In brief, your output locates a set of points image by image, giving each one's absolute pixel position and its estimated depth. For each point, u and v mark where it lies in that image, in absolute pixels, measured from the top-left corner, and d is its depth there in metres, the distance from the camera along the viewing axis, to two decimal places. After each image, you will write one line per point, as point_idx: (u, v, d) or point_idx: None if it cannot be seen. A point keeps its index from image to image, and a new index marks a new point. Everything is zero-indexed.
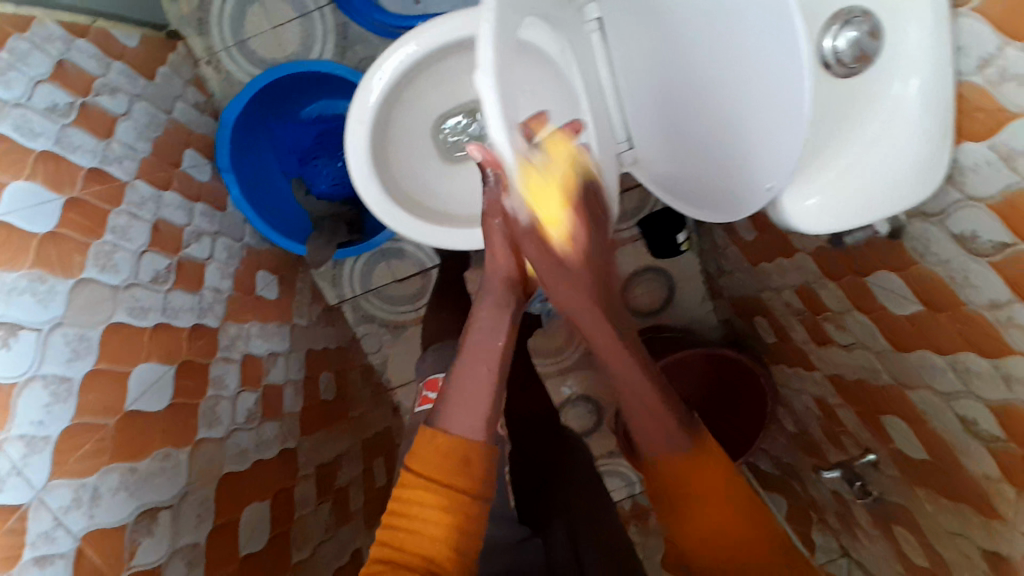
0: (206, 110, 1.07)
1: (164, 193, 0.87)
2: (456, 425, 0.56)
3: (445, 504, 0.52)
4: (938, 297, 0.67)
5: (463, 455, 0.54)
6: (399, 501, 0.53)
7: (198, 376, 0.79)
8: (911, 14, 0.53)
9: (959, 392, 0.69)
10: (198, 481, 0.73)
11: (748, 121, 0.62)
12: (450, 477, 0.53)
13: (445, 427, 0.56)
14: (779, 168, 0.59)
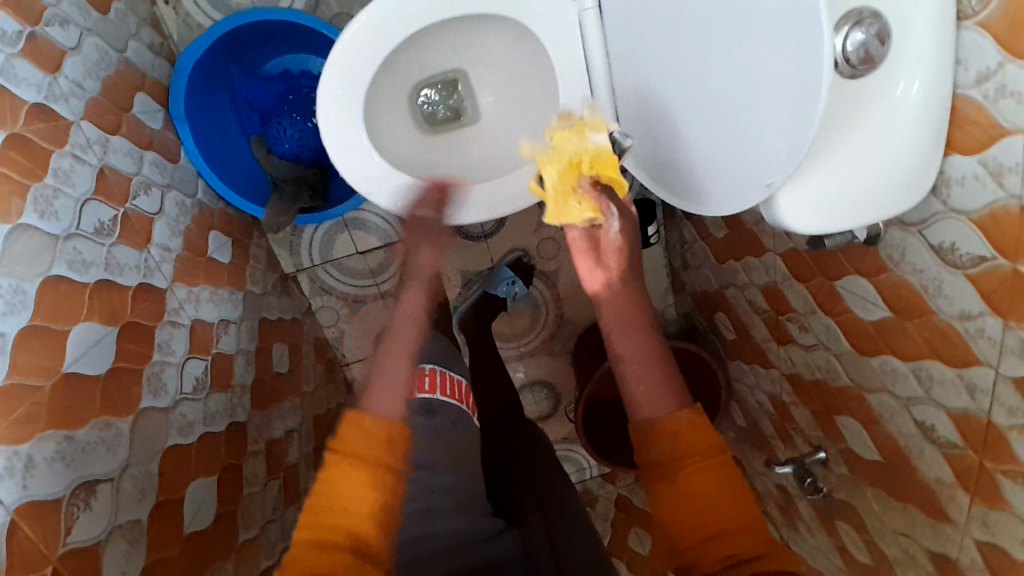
0: (162, 54, 0.98)
1: (112, 138, 0.79)
2: (379, 408, 0.54)
3: (372, 478, 0.50)
4: (907, 304, 0.68)
5: (387, 434, 0.52)
6: (320, 483, 0.50)
7: (143, 341, 0.73)
8: (920, 17, 0.53)
9: (919, 398, 0.71)
10: (140, 454, 0.67)
11: (750, 107, 0.59)
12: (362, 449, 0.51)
13: (364, 408, 0.54)
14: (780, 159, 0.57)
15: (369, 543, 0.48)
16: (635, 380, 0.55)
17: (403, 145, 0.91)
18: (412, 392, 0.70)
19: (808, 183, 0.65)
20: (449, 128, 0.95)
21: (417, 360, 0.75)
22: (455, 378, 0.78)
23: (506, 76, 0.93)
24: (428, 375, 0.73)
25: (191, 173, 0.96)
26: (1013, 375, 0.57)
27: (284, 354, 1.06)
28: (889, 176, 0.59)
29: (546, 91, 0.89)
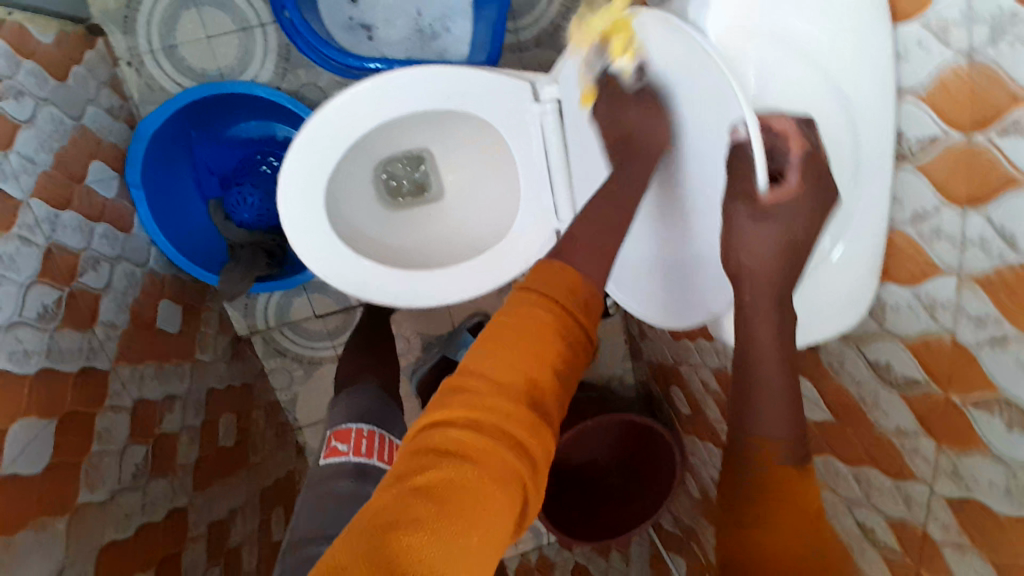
0: (121, 116, 0.97)
1: (62, 213, 0.77)
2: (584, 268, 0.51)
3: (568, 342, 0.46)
4: (846, 410, 0.71)
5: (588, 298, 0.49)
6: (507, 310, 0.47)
7: (84, 430, 0.70)
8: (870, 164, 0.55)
9: (859, 499, 0.74)
10: (76, 556, 0.64)
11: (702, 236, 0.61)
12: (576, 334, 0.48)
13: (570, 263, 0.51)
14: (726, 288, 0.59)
15: (544, 395, 0.44)
16: (763, 413, 0.50)
17: (366, 223, 0.90)
18: (346, 454, 0.74)
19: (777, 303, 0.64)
20: (413, 205, 0.96)
21: (352, 422, 0.79)
22: (394, 443, 0.81)
23: (472, 159, 0.94)
24: (364, 438, 0.77)
25: (143, 240, 0.94)
26: (948, 495, 0.60)
27: (232, 427, 1.04)
28: (828, 295, 0.61)
29: (509, 179, 0.90)
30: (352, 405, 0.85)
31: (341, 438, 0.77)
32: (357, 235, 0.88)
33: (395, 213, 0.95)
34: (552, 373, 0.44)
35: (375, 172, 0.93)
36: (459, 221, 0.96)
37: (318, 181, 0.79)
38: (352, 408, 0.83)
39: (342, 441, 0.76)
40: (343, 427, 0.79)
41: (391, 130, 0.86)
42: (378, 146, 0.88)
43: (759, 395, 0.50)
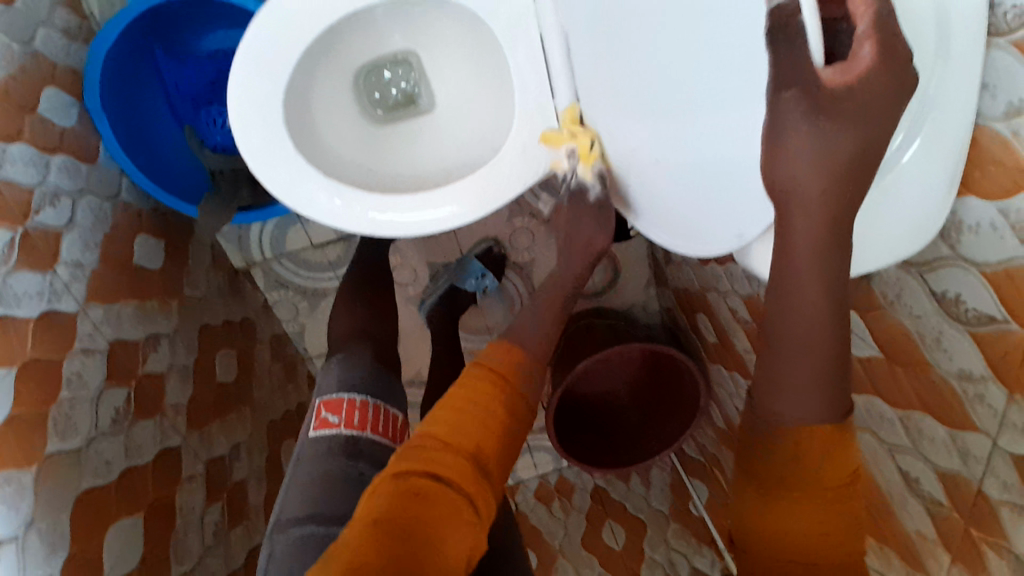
0: (78, 35, 0.87)
1: (8, 146, 0.69)
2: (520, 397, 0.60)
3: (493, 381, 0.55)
4: (899, 348, 0.61)
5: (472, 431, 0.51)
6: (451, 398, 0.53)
7: (50, 378, 0.66)
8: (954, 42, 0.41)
9: (902, 446, 0.65)
10: (50, 506, 0.62)
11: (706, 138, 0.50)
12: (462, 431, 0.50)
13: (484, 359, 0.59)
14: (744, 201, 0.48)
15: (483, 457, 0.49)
16: (791, 356, 0.42)
17: (343, 139, 0.80)
18: (337, 428, 0.66)
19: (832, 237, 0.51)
20: (401, 118, 0.85)
21: (343, 391, 0.71)
22: (390, 414, 0.73)
23: (462, 58, 0.82)
24: (357, 410, 0.69)
25: (113, 170, 0.87)
26: (1014, 452, 0.50)
27: (231, 362, 1.00)
28: (896, 217, 0.47)
29: (502, 80, 0.77)
30: (347, 372, 0.74)
31: (332, 409, 0.68)
32: (335, 157, 0.78)
33: (382, 127, 0.84)
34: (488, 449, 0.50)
35: (353, 80, 0.82)
36: (453, 133, 0.85)
37: (279, 88, 0.69)
38: (348, 374, 0.74)
39: (334, 414, 0.68)
40: (333, 398, 0.70)
41: (360, 26, 0.75)
42: (347, 44, 0.77)
43: (792, 336, 0.42)
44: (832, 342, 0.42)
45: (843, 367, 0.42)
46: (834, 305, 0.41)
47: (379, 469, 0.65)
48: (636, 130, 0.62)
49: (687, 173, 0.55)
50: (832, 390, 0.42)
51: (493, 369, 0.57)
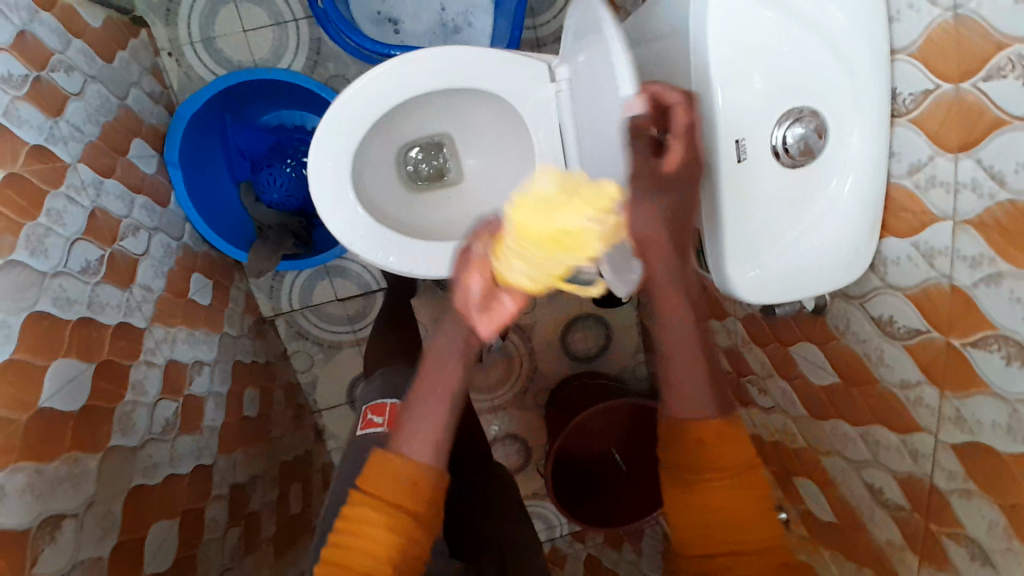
0: (161, 101, 1.03)
1: (106, 180, 0.82)
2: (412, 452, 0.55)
3: (389, 521, 0.51)
4: (852, 370, 0.73)
5: (412, 479, 0.53)
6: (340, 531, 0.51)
7: (118, 380, 0.74)
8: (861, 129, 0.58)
9: (867, 461, 0.75)
10: (105, 494, 0.66)
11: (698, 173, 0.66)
12: (390, 497, 0.52)
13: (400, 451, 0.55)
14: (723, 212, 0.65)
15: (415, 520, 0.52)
16: (684, 372, 0.60)
17: (386, 196, 0.95)
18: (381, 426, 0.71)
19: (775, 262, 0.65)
20: (431, 188, 1.00)
21: (386, 396, 0.76)
22: None
23: (490, 141, 0.99)
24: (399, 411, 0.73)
25: (178, 216, 0.99)
26: (951, 441, 0.61)
27: (255, 399, 1.08)
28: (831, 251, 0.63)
29: (526, 157, 0.94)
30: (387, 382, 0.80)
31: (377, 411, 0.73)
32: (382, 209, 0.92)
33: (416, 193, 0.99)
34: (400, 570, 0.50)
35: (399, 151, 0.97)
36: (477, 201, 1.00)
37: (346, 150, 0.84)
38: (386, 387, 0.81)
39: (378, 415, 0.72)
40: (379, 402, 0.74)
41: (414, 110, 0.92)
42: (402, 124, 0.93)
43: (679, 358, 0.61)
44: (705, 355, 0.61)
45: (711, 363, 0.61)
46: (702, 346, 0.62)
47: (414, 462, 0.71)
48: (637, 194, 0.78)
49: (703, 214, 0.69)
50: (714, 394, 0.59)
51: (381, 496, 0.52)
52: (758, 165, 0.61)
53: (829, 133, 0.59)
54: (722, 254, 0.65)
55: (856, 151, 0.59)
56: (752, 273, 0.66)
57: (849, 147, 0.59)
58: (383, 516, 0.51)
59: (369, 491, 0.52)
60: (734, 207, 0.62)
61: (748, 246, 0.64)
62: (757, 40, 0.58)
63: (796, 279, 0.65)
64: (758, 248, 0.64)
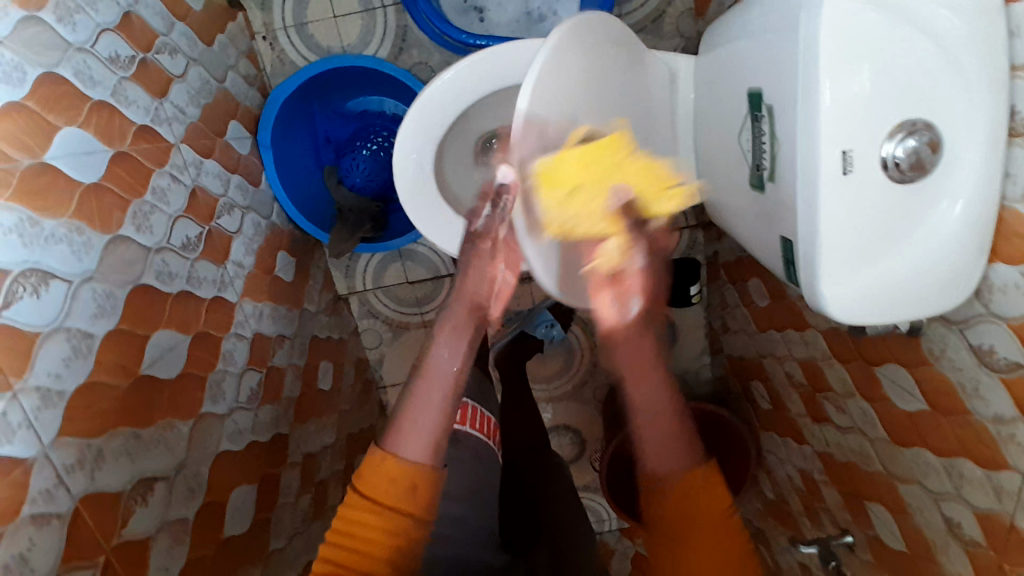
0: (255, 84, 1.07)
1: (206, 161, 0.87)
2: (411, 450, 0.53)
3: (389, 527, 0.50)
4: (942, 397, 0.70)
5: (412, 481, 0.52)
6: (342, 521, 0.51)
7: (210, 350, 0.80)
8: (972, 146, 0.55)
9: (948, 493, 0.72)
10: (194, 457, 0.73)
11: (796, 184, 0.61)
12: (393, 501, 0.51)
13: (395, 451, 0.53)
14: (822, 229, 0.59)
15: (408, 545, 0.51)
16: (653, 440, 0.52)
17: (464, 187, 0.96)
18: None
19: (866, 279, 0.61)
20: None
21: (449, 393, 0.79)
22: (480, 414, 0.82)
23: None
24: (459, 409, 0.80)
25: (268, 196, 1.04)
26: None
27: (329, 372, 1.14)
28: (931, 273, 0.59)
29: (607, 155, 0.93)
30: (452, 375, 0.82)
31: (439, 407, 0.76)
32: (460, 199, 0.93)
33: None
34: (399, 561, 0.50)
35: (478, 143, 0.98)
36: None
37: (432, 140, 0.86)
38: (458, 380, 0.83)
39: None
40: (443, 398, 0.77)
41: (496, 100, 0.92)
42: (483, 114, 0.93)
43: (646, 419, 0.52)
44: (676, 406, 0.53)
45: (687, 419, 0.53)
46: (677, 406, 0.53)
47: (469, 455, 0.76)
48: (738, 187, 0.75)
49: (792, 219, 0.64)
50: (688, 445, 0.52)
51: (372, 500, 0.51)
52: (863, 175, 0.57)
53: (942, 146, 0.56)
54: (815, 268, 0.61)
55: (969, 167, 0.56)
56: (846, 290, 0.61)
57: (962, 162, 0.56)
58: (375, 518, 0.50)
59: (366, 487, 0.51)
60: (832, 220, 0.58)
61: (844, 261, 0.60)
62: (878, 44, 0.54)
63: (889, 298, 0.61)
64: (855, 263, 0.60)
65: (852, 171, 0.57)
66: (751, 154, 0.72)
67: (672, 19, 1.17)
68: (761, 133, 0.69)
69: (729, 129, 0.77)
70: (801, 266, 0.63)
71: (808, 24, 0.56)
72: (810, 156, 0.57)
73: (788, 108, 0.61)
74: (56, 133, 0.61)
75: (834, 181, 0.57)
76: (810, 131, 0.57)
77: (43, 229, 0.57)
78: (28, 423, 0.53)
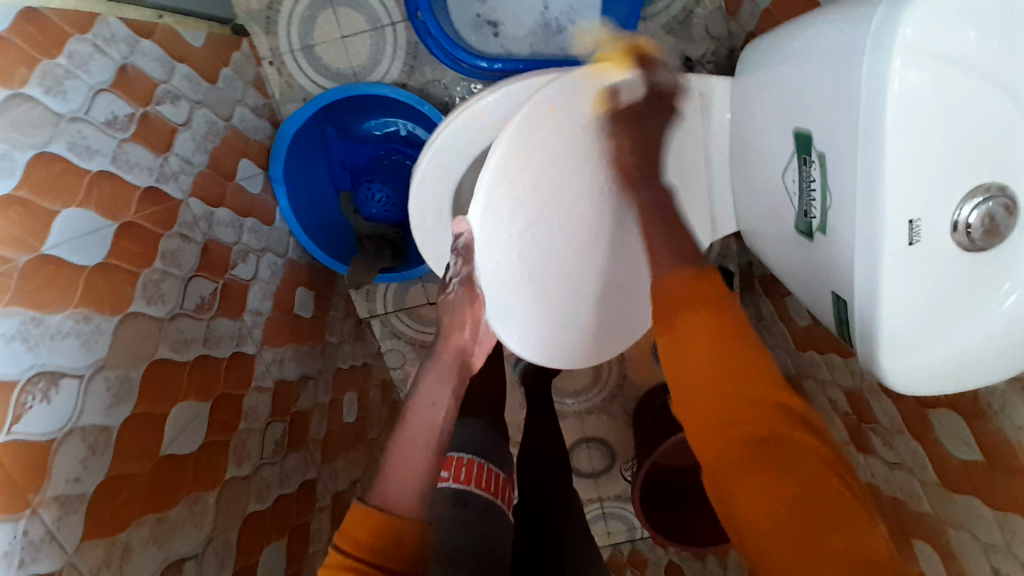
0: (265, 114, 1.04)
1: (217, 211, 0.84)
2: (390, 507, 0.53)
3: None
4: (1003, 456, 0.65)
5: (396, 535, 0.51)
6: None
7: (232, 411, 0.78)
8: None
9: (997, 545, 0.67)
10: (222, 525, 0.71)
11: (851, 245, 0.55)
12: (376, 558, 0.50)
13: (378, 504, 0.53)
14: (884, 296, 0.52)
15: None
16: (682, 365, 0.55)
17: None
18: (446, 481, 0.73)
19: (932, 348, 0.54)
20: None
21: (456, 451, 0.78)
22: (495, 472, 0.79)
23: None
24: (464, 466, 0.76)
25: (284, 231, 1.01)
26: None
27: (355, 403, 1.12)
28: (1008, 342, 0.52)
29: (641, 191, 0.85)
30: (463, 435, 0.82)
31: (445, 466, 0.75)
32: None
33: None
34: None
35: None
36: None
37: (450, 181, 0.80)
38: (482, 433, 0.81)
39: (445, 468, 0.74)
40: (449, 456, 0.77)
41: None
42: None
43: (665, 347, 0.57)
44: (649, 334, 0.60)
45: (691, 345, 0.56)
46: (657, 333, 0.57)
47: (477, 517, 0.71)
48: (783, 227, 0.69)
49: (844, 279, 0.58)
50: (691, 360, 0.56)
51: (349, 553, 0.50)
52: (930, 242, 0.51)
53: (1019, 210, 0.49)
54: (873, 340, 0.55)
55: None
56: (907, 359, 0.55)
57: None
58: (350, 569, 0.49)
59: (344, 543, 0.51)
60: (894, 295, 0.52)
61: (906, 330, 0.54)
62: (955, 98, 0.47)
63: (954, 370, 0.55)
64: (919, 334, 0.54)
65: (919, 241, 0.51)
66: (798, 198, 0.64)
67: (701, 19, 1.09)
68: (810, 178, 0.61)
69: (770, 168, 0.70)
70: (857, 332, 0.57)
71: (871, 71, 0.48)
72: (873, 225, 0.51)
73: (840, 160, 0.54)
74: (56, 219, 0.59)
75: (899, 253, 0.51)
76: (871, 197, 0.50)
77: (48, 327, 0.56)
78: (51, 534, 0.52)
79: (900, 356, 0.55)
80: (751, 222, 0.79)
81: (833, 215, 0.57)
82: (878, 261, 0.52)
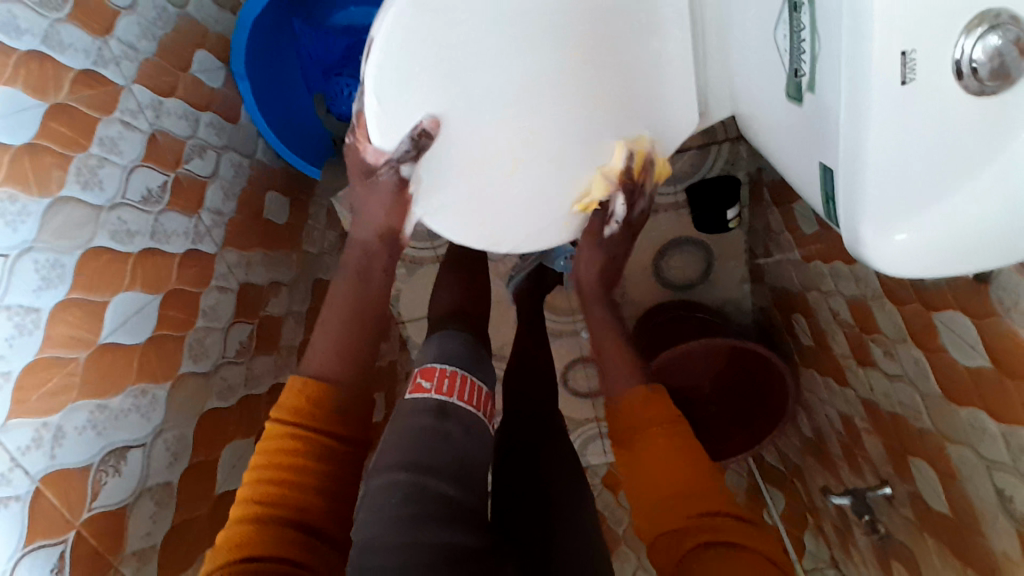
0: (226, 4, 0.96)
1: (166, 101, 0.79)
2: (319, 374, 0.61)
3: (315, 441, 0.55)
4: (1009, 358, 0.58)
5: (338, 407, 0.59)
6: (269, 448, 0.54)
7: (187, 308, 0.76)
8: None
9: (1002, 463, 0.62)
10: (175, 420, 0.71)
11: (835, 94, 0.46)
12: (316, 422, 0.57)
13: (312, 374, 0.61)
14: (869, 147, 0.43)
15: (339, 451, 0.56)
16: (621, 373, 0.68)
17: None
18: (428, 393, 0.63)
19: (921, 220, 0.46)
20: None
21: (439, 361, 0.68)
22: (481, 387, 0.69)
23: None
24: (448, 378, 0.66)
25: (251, 131, 0.97)
26: None
27: None
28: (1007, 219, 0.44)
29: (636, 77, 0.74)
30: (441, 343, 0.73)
31: (426, 376, 0.66)
32: None
33: None
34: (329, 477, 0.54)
35: None
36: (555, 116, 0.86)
37: None
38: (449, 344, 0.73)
39: (427, 380, 0.65)
40: (429, 365, 0.67)
41: None
42: None
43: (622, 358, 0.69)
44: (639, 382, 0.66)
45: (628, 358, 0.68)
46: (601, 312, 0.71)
47: (461, 431, 0.61)
48: (772, 102, 0.62)
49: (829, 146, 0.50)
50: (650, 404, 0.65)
51: (292, 420, 0.56)
52: (922, 86, 0.42)
53: None
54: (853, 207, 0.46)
55: None
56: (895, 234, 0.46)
57: None
58: (296, 429, 0.56)
59: (289, 412, 0.57)
60: (881, 149, 0.43)
61: (895, 195, 0.45)
62: None
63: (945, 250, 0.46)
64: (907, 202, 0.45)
65: (913, 80, 0.42)
66: (789, 55, 0.55)
67: None
68: (800, 26, 0.51)
69: (759, 32, 0.60)
70: (840, 205, 0.48)
71: None
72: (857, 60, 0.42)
73: None
74: None
75: (889, 93, 0.41)
76: (858, 24, 0.40)
77: None
78: None
79: (887, 230, 0.46)
80: (743, 101, 0.70)
81: (822, 63, 0.48)
82: (861, 104, 0.42)
